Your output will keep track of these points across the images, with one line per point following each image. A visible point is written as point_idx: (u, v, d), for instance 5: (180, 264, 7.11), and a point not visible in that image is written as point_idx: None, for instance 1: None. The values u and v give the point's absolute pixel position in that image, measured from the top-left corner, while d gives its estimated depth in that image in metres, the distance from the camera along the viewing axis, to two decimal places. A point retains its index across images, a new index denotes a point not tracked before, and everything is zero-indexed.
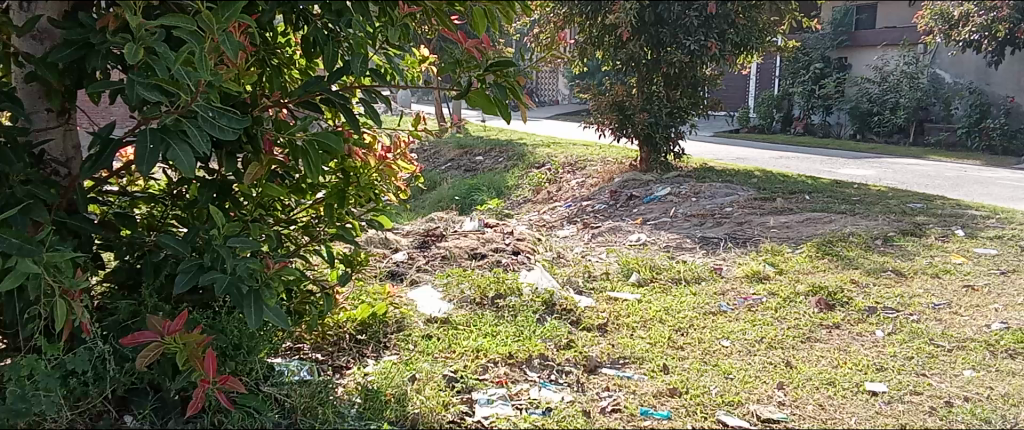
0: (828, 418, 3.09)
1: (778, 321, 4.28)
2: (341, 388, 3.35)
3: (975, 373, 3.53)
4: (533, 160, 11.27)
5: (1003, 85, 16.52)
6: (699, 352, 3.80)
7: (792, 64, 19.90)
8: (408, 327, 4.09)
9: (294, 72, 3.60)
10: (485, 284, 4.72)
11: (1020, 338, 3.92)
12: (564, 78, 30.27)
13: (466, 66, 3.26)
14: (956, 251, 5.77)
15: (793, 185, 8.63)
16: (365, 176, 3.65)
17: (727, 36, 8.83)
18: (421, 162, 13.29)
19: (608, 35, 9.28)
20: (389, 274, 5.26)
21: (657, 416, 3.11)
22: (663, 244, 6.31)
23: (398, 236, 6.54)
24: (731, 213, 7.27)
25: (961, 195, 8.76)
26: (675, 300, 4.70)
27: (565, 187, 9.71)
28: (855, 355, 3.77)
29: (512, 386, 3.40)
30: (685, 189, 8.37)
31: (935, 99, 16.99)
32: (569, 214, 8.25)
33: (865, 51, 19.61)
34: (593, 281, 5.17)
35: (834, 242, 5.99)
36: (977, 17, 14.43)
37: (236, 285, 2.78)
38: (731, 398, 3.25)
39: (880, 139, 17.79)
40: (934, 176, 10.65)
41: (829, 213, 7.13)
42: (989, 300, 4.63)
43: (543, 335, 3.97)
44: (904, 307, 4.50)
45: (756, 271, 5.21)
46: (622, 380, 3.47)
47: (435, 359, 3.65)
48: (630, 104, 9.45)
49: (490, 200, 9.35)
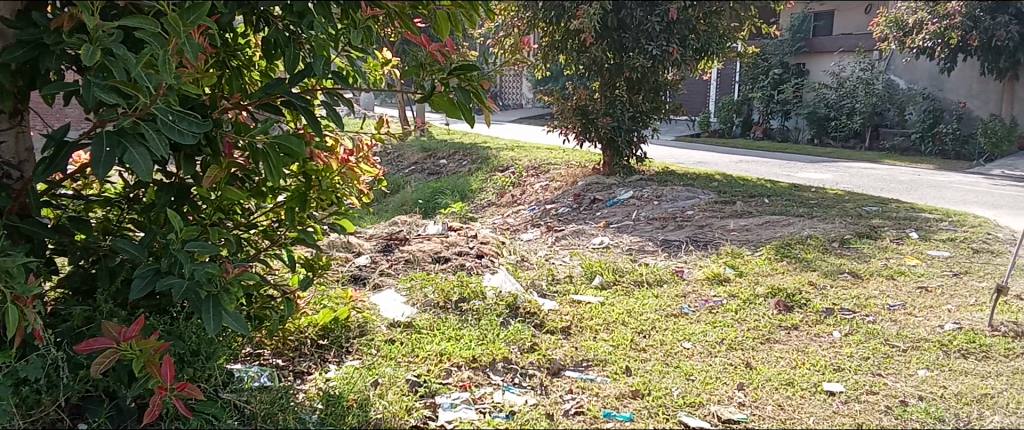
0: (786, 418, 3.14)
1: (738, 323, 4.34)
2: (302, 394, 3.31)
3: (928, 373, 3.61)
4: (496, 163, 11.27)
5: (955, 90, 16.96)
6: (661, 354, 3.84)
7: (752, 70, 20.21)
8: (371, 331, 4.06)
9: (254, 74, 3.55)
10: (449, 288, 4.71)
11: (972, 339, 4.03)
12: (529, 81, 30.35)
13: (428, 69, 3.24)
14: (910, 253, 5.90)
15: (752, 189, 8.75)
16: (327, 179, 3.62)
17: (688, 41, 8.92)
18: (384, 166, 13.22)
19: (571, 40, 9.32)
20: (351, 278, 5.21)
21: (620, 418, 3.13)
22: (625, 247, 6.37)
23: (360, 240, 6.50)
24: (693, 217, 7.36)
25: (916, 198, 8.96)
26: (637, 302, 4.74)
27: (529, 191, 9.73)
28: (813, 355, 3.83)
29: (475, 390, 3.39)
30: (647, 193, 8.44)
31: (890, 104, 17.17)
32: (533, 217, 8.27)
33: (822, 57, 19.95)
34: (557, 284, 5.18)
35: (792, 245, 6.09)
36: (931, 24, 14.73)
37: (195, 291, 2.76)
38: (692, 399, 3.29)
39: (836, 144, 18.13)
40: (889, 179, 10.89)
41: (787, 216, 7.24)
42: (942, 300, 4.75)
43: (507, 338, 3.97)
44: (861, 308, 4.59)
45: (717, 274, 5.27)
46: (585, 383, 3.48)
47: (398, 363, 3.63)
48: (593, 109, 9.51)
49: (454, 203, 9.33)
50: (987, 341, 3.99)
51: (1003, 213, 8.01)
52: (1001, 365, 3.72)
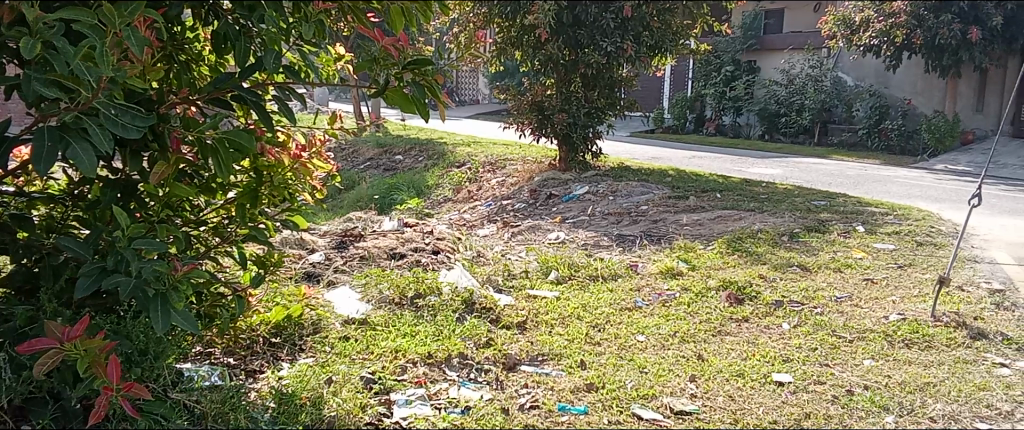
0: (737, 408, 3.19)
1: (690, 316, 4.40)
2: (254, 392, 3.28)
3: (874, 363, 3.71)
4: (453, 159, 11.24)
5: (900, 87, 17.35)
6: (615, 347, 3.88)
7: (704, 66, 20.50)
8: (325, 328, 4.01)
9: (203, 69, 3.47)
10: (404, 284, 4.68)
11: (915, 329, 4.14)
12: (486, 76, 30.28)
13: (382, 63, 3.19)
14: (857, 246, 6.05)
15: (705, 184, 8.87)
16: (279, 175, 3.57)
17: (641, 38, 9.02)
18: (339, 161, 13.08)
19: (527, 35, 9.33)
20: (305, 276, 5.15)
21: (574, 411, 3.15)
22: (580, 241, 6.41)
23: (314, 236, 6.42)
24: (647, 211, 7.44)
25: (862, 193, 9.18)
26: (592, 296, 4.78)
27: (485, 187, 9.72)
28: (762, 347, 3.91)
29: (430, 386, 3.38)
30: (603, 188, 8.50)
31: (837, 101, 17.60)
32: (489, 213, 8.27)
33: (773, 55, 20.34)
34: (513, 279, 5.20)
35: (743, 239, 6.19)
36: (877, 22, 15.13)
37: (142, 289, 2.72)
38: (645, 391, 3.33)
39: (786, 140, 18.51)
40: (837, 174, 11.12)
41: (738, 210, 7.36)
42: (887, 292, 4.88)
43: (463, 333, 3.97)
44: (809, 300, 4.69)
45: (670, 268, 5.34)
46: (540, 377, 3.50)
47: (352, 361, 3.61)
48: (549, 105, 9.54)
49: (410, 199, 9.30)
50: (930, 331, 4.11)
51: (945, 207, 8.25)
52: (942, 354, 3.83)
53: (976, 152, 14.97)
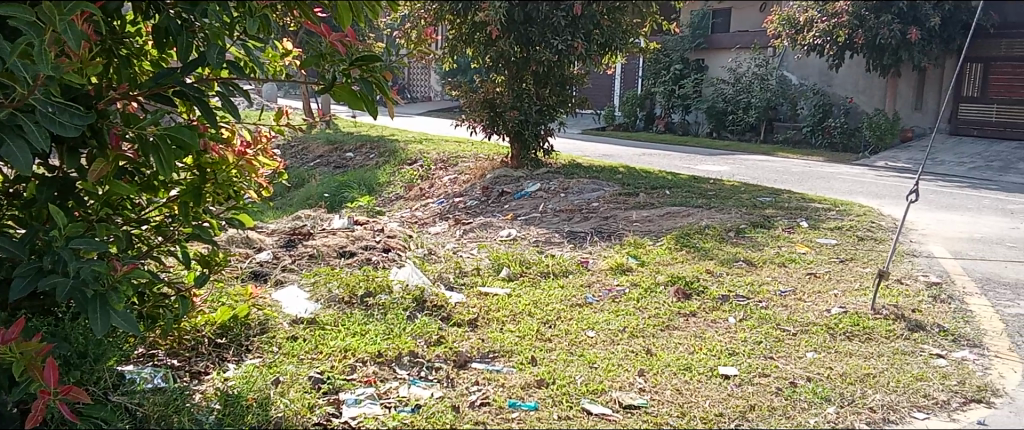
0: (684, 402, 3.24)
1: (639, 311, 4.46)
2: (198, 394, 3.22)
3: (816, 355, 3.80)
4: (404, 156, 11.17)
5: (843, 86, 17.80)
6: (566, 343, 3.90)
7: (654, 65, 20.73)
8: (273, 328, 3.95)
9: (144, 64, 3.38)
10: (354, 283, 4.64)
11: (856, 322, 4.26)
12: (438, 73, 30.13)
13: (329, 59, 3.14)
14: (801, 241, 6.19)
15: (655, 181, 8.97)
16: (223, 172, 3.50)
17: (592, 36, 9.08)
18: (288, 159, 12.89)
19: (479, 32, 9.31)
20: (252, 275, 5.07)
21: (525, 407, 3.17)
22: (532, 238, 6.43)
23: (262, 235, 6.32)
24: (598, 208, 7.49)
25: (807, 189, 9.39)
26: (544, 293, 4.80)
27: (437, 184, 9.68)
28: (709, 341, 3.97)
29: (380, 385, 3.36)
30: (554, 185, 8.53)
31: (782, 99, 17.91)
32: (441, 210, 8.23)
33: (721, 54, 20.62)
34: (464, 277, 5.19)
35: (691, 234, 6.28)
36: (821, 22, 15.61)
37: (80, 290, 2.66)
38: (595, 386, 3.35)
39: (734, 137, 18.84)
40: (782, 171, 11.34)
41: (687, 207, 7.47)
42: (829, 285, 5.00)
43: (413, 331, 3.95)
44: (754, 294, 4.78)
45: (620, 264, 5.39)
46: (491, 374, 3.51)
47: (301, 361, 3.56)
48: (500, 102, 9.53)
49: (361, 197, 9.22)
50: (870, 324, 4.23)
51: (885, 202, 8.48)
52: (881, 346, 3.94)
53: (915, 149, 15.42)
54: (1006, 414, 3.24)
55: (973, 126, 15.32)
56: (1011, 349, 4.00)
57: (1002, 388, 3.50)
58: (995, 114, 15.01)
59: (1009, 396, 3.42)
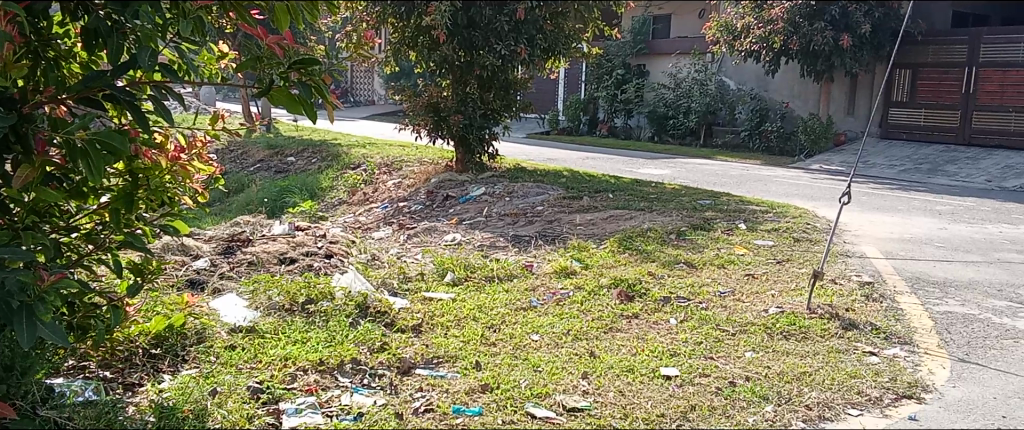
0: (626, 403, 3.27)
1: (583, 314, 4.49)
2: (132, 407, 3.14)
3: (754, 354, 3.88)
4: (347, 161, 11.04)
5: (779, 91, 18.25)
6: (510, 347, 3.91)
7: (596, 70, 20.96)
8: (210, 338, 3.84)
9: (73, 66, 3.26)
10: (295, 290, 4.55)
11: (793, 321, 4.36)
12: (381, 77, 29.88)
13: (265, 63, 3.16)
14: (739, 243, 6.32)
15: (598, 185, 9.05)
16: (155, 179, 3.40)
17: (535, 41, 9.16)
18: (227, 163, 12.63)
19: (422, 36, 9.27)
20: (188, 283, 4.94)
21: (469, 412, 3.15)
22: (477, 243, 6.43)
23: (198, 242, 6.17)
24: (542, 212, 7.52)
25: (745, 192, 9.60)
26: (488, 297, 4.80)
27: (381, 189, 9.58)
28: (651, 342, 4.02)
29: (321, 393, 3.31)
30: (498, 189, 8.55)
31: (721, 104, 18.32)
32: (385, 215, 8.16)
33: (661, 59, 20.76)
34: (408, 282, 5.15)
35: (634, 237, 6.36)
36: (757, 29, 15.97)
37: (4, 300, 2.57)
38: (539, 390, 3.37)
39: (675, 141, 19.16)
40: (722, 174, 11.57)
41: (629, 210, 7.55)
42: (767, 286, 5.12)
43: (356, 338, 3.90)
44: (695, 295, 4.86)
45: (564, 267, 5.42)
46: (435, 380, 3.48)
47: (239, 370, 3.49)
48: (444, 106, 9.50)
49: (303, 202, 9.10)
50: (806, 323, 4.33)
51: (821, 204, 8.72)
52: (817, 345, 4.05)
53: (848, 152, 15.89)
54: (936, 409, 3.36)
55: (903, 130, 15.86)
56: (940, 345, 4.15)
57: (931, 384, 3.62)
58: (924, 117, 15.53)
59: (938, 392, 3.55)
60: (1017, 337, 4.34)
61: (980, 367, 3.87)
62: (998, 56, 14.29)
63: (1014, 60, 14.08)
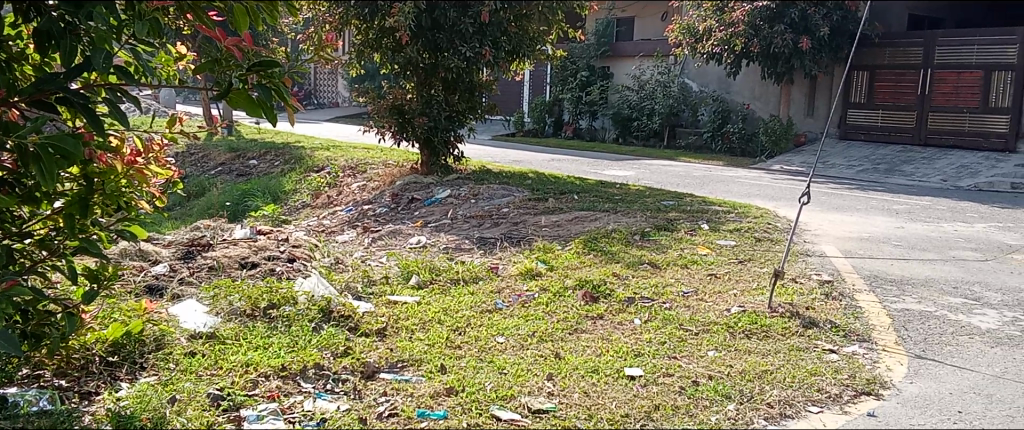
0: (591, 404, 3.28)
1: (548, 316, 4.49)
2: (88, 416, 3.10)
3: (717, 353, 3.92)
4: (311, 163, 10.94)
5: (740, 93, 18.49)
6: (476, 350, 3.90)
7: (561, 72, 21.04)
8: (169, 344, 3.77)
9: (25, 68, 3.17)
10: (257, 295, 4.49)
11: (754, 320, 4.41)
12: (345, 79, 29.69)
13: (224, 65, 3.09)
14: (702, 243, 6.37)
15: (563, 186, 9.07)
16: (111, 183, 3.35)
17: (499, 43, 9.18)
18: (187, 167, 12.44)
19: (387, 38, 9.21)
20: (146, 290, 4.85)
21: (434, 416, 3.14)
22: (442, 245, 6.41)
23: (157, 247, 6.06)
24: (508, 214, 7.53)
25: (707, 192, 9.71)
26: (453, 300, 4.79)
27: (345, 191, 9.48)
28: (616, 342, 4.04)
29: (284, 399, 3.28)
30: (464, 191, 8.53)
31: (684, 106, 18.50)
32: (349, 218, 8.10)
33: (625, 61, 20.91)
34: (373, 286, 5.11)
35: (599, 238, 6.39)
36: (718, 31, 16.15)
37: None
38: (505, 392, 3.36)
39: (639, 143, 19.32)
40: (684, 175, 11.68)
41: (594, 211, 7.59)
42: (729, 285, 5.17)
43: (319, 343, 3.86)
44: (658, 296, 4.90)
45: (530, 269, 5.43)
46: (399, 384, 3.46)
47: (199, 377, 3.44)
48: (408, 108, 9.45)
49: (265, 205, 9.01)
50: (767, 322, 4.39)
51: (781, 204, 8.84)
52: (778, 343, 4.10)
53: (808, 152, 16.14)
54: (894, 405, 3.42)
55: (861, 131, 16.17)
56: (897, 342, 4.24)
57: (889, 380, 3.69)
58: (881, 119, 15.84)
59: (896, 388, 3.61)
60: (972, 333, 4.44)
61: (936, 363, 3.96)
62: (952, 58, 14.63)
63: (967, 62, 14.42)
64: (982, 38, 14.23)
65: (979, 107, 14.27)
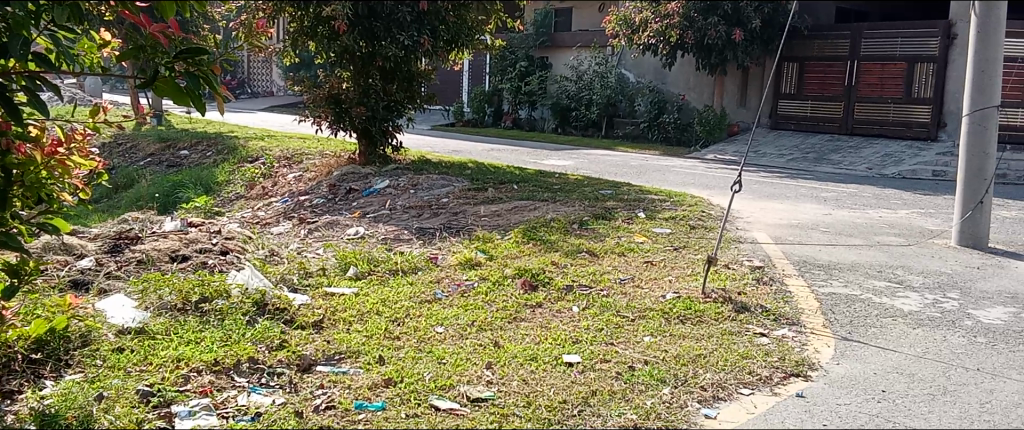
0: (529, 391, 3.31)
1: (488, 305, 4.50)
2: (11, 416, 3.03)
3: (652, 339, 3.99)
4: (244, 154, 10.70)
5: (675, 84, 18.77)
6: (414, 340, 3.88)
7: (500, 62, 21.04)
8: (96, 341, 3.66)
9: None
10: (188, 289, 4.38)
11: (688, 305, 4.51)
12: (279, 68, 29.09)
13: (150, 52, 3.06)
14: (639, 231, 6.47)
15: (502, 176, 9.08)
16: (31, 174, 3.21)
17: (438, 33, 9.14)
18: (114, 158, 12.05)
19: (322, 26, 9.07)
20: (71, 284, 4.69)
21: (372, 408, 3.12)
22: (380, 236, 6.36)
23: (83, 240, 5.86)
24: (447, 204, 7.51)
25: (644, 182, 9.85)
26: (392, 291, 4.76)
27: (280, 182, 9.31)
28: (554, 330, 4.08)
29: (217, 395, 3.21)
30: (403, 181, 8.47)
31: (621, 96, 18.69)
32: (285, 209, 7.96)
33: (563, 52, 21.04)
34: (309, 278, 5.04)
35: (537, 228, 6.42)
36: (654, 23, 16.30)
37: None
38: (443, 381, 3.36)
39: (577, 133, 19.49)
40: (622, 165, 11.83)
41: (533, 201, 7.62)
42: (664, 272, 5.28)
43: (254, 337, 3.79)
44: (596, 283, 4.96)
45: (469, 258, 5.42)
46: (336, 376, 3.42)
47: (128, 374, 3.35)
48: (345, 98, 9.31)
49: (196, 197, 8.80)
50: (701, 307, 4.49)
51: (715, 193, 9.03)
52: (710, 327, 4.20)
53: (741, 142, 16.52)
54: (822, 386, 3.54)
55: (791, 121, 16.62)
56: (825, 325, 4.38)
57: (817, 362, 3.82)
58: (810, 109, 16.30)
59: (823, 369, 3.74)
60: (895, 315, 4.62)
61: (861, 345, 4.10)
62: (877, 50, 15.11)
63: (891, 54, 14.92)
64: (905, 30, 14.72)
65: (902, 97, 14.78)
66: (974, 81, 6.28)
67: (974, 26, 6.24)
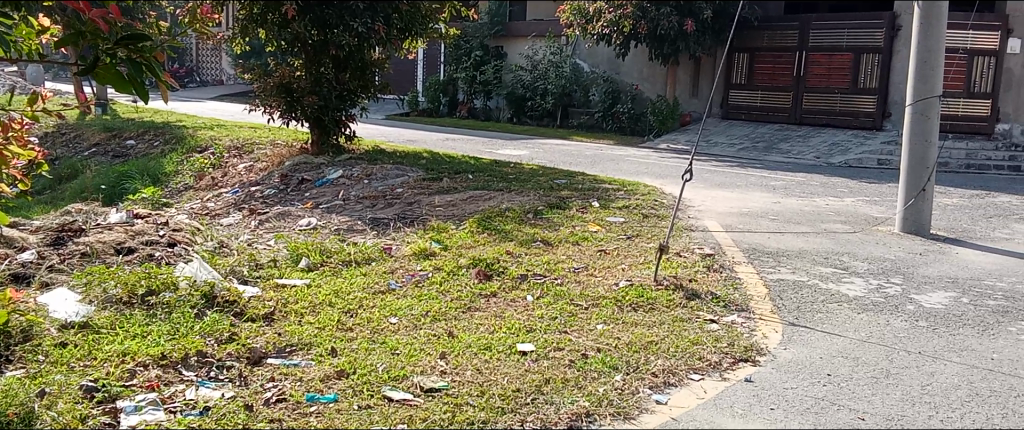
0: (483, 380, 3.32)
1: (442, 295, 4.50)
2: None
3: (605, 326, 4.03)
4: (193, 144, 10.49)
5: (630, 73, 18.87)
6: (368, 331, 3.86)
7: (455, 51, 20.94)
8: (38, 336, 3.57)
9: None
10: (134, 282, 4.29)
11: (641, 293, 4.56)
12: (230, 57, 28.55)
13: (91, 38, 2.95)
14: (593, 221, 6.51)
15: (457, 166, 9.05)
16: None
17: (392, 21, 9.00)
18: (58, 148, 11.72)
19: (272, 13, 8.91)
20: (12, 278, 4.56)
21: (323, 400, 3.10)
22: (334, 227, 6.29)
23: (24, 233, 5.70)
24: (402, 194, 7.46)
25: (598, 171, 9.91)
26: (345, 282, 4.72)
27: (230, 173, 9.14)
28: (508, 319, 4.09)
29: (164, 389, 3.16)
30: (356, 171, 8.38)
31: (576, 86, 18.75)
32: (235, 200, 7.83)
33: (518, 41, 20.93)
34: (260, 270, 4.97)
35: (492, 217, 6.42)
36: (608, 13, 16.37)
37: None
38: (396, 373, 3.35)
39: (532, 123, 19.53)
40: (576, 154, 11.87)
41: (488, 191, 7.61)
42: (618, 260, 5.33)
43: (203, 330, 3.74)
44: (550, 272, 4.99)
45: (424, 249, 5.40)
46: (287, 369, 3.39)
47: (71, 369, 3.27)
48: (297, 86, 9.16)
49: (144, 188, 8.61)
50: (653, 295, 4.54)
51: (668, 182, 9.12)
52: (662, 315, 4.25)
53: (694, 131, 16.72)
54: (769, 371, 3.62)
55: (742, 110, 16.87)
56: (773, 311, 4.47)
57: (766, 347, 3.91)
58: (761, 99, 16.56)
59: (771, 354, 3.82)
60: (840, 300, 4.74)
61: (807, 330, 4.20)
62: (825, 41, 15.40)
63: (839, 45, 15.21)
64: (852, 22, 15.02)
65: (849, 87, 15.10)
66: (916, 71, 6.44)
67: (917, 18, 6.42)
